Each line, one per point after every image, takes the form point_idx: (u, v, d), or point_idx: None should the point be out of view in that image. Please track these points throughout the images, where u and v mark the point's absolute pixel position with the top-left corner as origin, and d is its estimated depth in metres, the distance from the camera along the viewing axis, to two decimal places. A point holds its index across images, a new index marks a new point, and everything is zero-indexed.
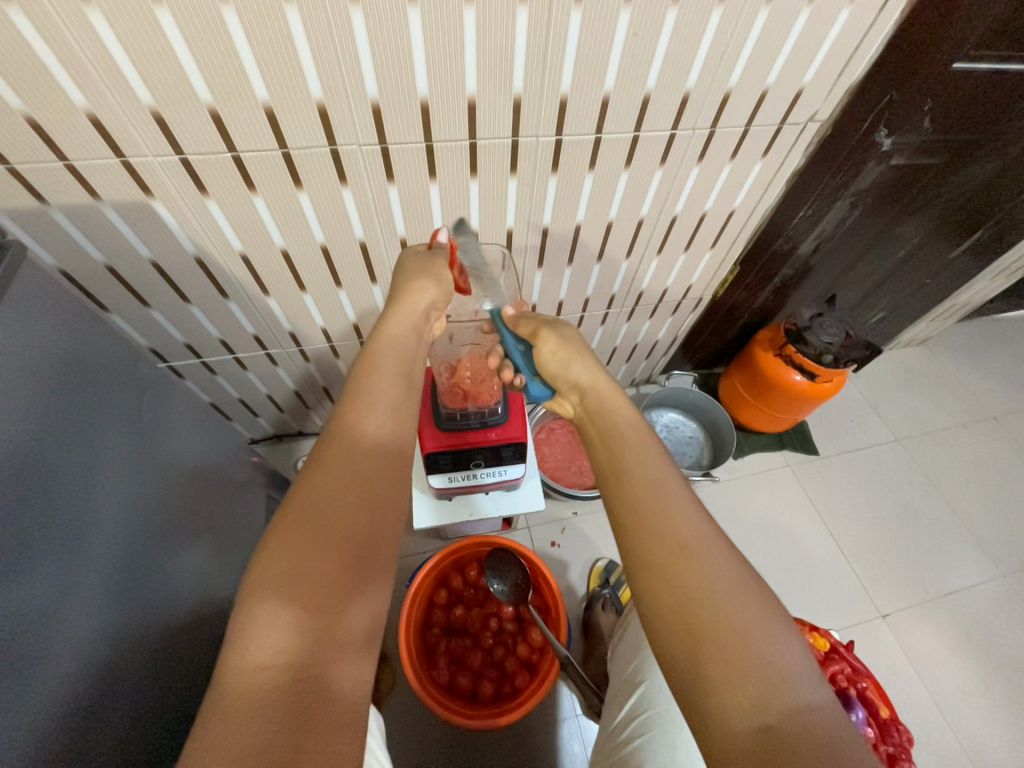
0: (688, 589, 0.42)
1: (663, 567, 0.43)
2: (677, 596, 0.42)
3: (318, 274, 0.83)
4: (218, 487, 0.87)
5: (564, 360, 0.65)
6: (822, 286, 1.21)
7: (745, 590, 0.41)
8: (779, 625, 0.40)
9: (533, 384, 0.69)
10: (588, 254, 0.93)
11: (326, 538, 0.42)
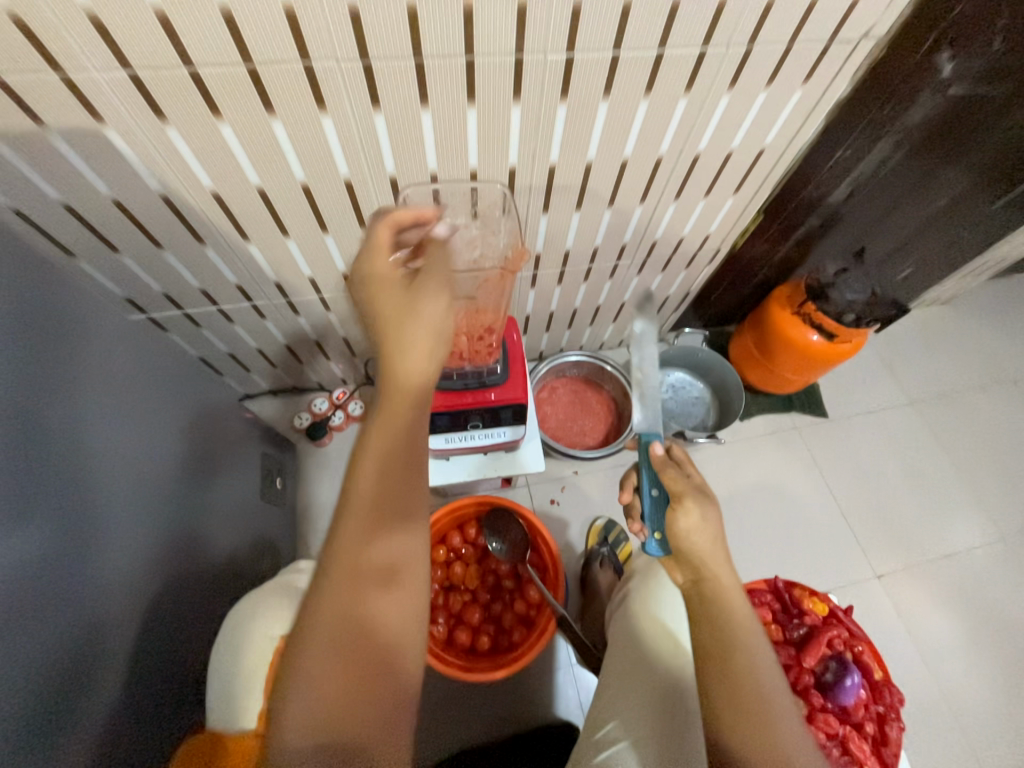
0: (747, 679, 0.54)
1: (754, 728, 0.53)
2: (738, 681, 0.55)
3: (300, 218, 0.75)
4: (209, 444, 0.85)
5: (704, 546, 0.61)
6: (850, 238, 1.11)
7: (806, 758, 0.53)
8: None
9: (653, 545, 0.67)
10: (598, 199, 0.84)
11: (361, 530, 0.46)
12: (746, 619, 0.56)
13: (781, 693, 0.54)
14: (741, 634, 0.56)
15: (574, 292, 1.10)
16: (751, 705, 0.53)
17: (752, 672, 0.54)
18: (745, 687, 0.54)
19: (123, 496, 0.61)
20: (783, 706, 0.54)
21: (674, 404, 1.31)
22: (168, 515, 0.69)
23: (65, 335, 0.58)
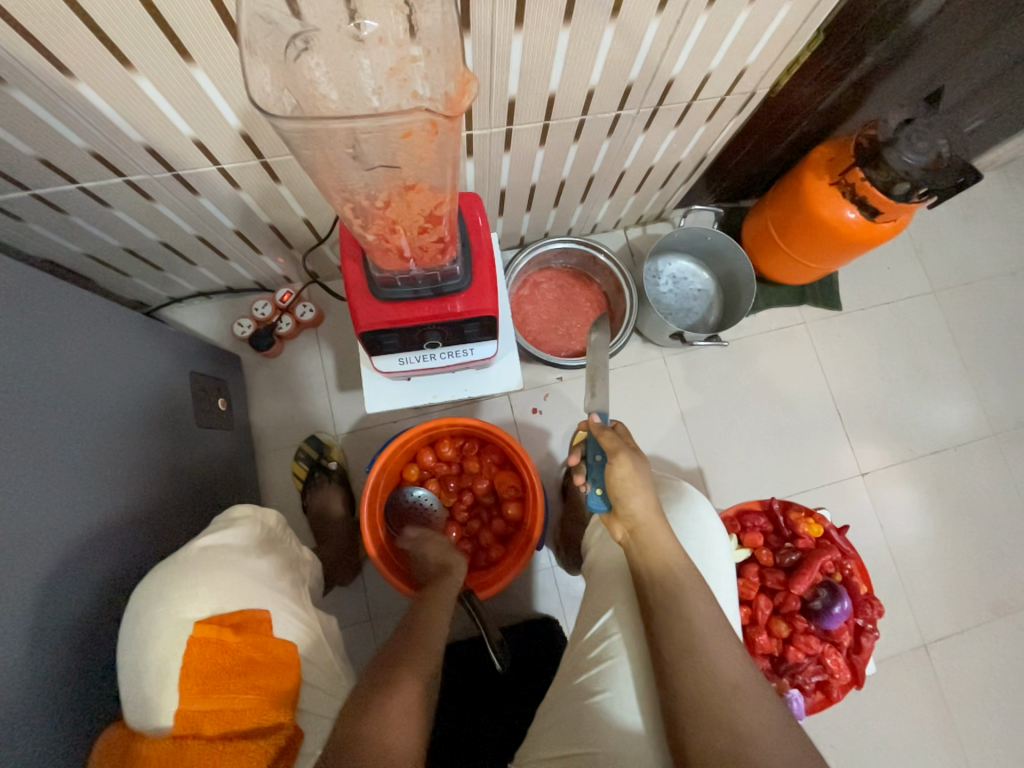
0: (682, 621, 0.56)
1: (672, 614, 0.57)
2: (671, 622, 0.57)
3: (142, 37, 0.49)
4: (111, 366, 0.69)
5: (629, 485, 0.64)
6: (925, 75, 0.84)
7: (724, 637, 0.56)
8: (741, 664, 0.54)
9: (595, 499, 0.68)
10: (597, 3, 0.57)
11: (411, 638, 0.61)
12: (671, 564, 0.60)
13: (720, 638, 0.56)
14: (672, 577, 0.59)
15: (561, 158, 0.85)
16: (685, 647, 0.55)
17: (686, 615, 0.56)
18: (681, 631, 0.56)
19: None
20: (723, 647, 0.55)
21: (674, 299, 1.14)
22: (57, 467, 0.57)
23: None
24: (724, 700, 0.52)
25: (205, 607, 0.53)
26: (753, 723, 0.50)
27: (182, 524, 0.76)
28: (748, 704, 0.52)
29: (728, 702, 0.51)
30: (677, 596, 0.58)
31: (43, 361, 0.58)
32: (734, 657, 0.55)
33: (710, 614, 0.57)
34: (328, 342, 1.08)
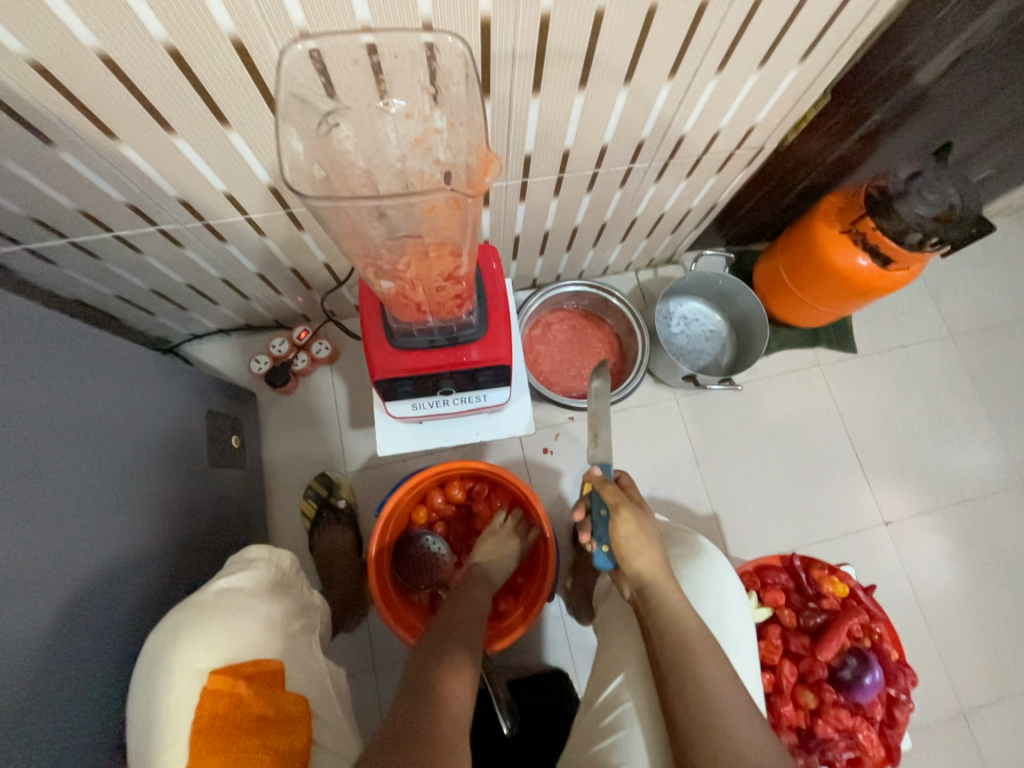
0: (697, 695, 0.53)
1: (686, 679, 0.54)
2: (687, 694, 0.53)
3: (185, 106, 0.52)
4: (130, 406, 0.70)
5: (633, 544, 0.61)
6: (932, 131, 0.86)
7: (743, 708, 0.52)
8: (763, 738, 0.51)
9: (601, 558, 0.66)
10: (612, 72, 0.60)
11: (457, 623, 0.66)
12: (684, 628, 0.56)
13: (741, 717, 0.52)
14: (683, 642, 0.56)
15: (574, 208, 0.88)
16: (703, 726, 0.51)
17: (701, 687, 0.53)
18: (697, 706, 0.52)
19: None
20: (744, 726, 0.51)
21: (686, 341, 1.14)
22: (73, 508, 0.58)
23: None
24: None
25: (218, 656, 0.51)
26: None
27: (190, 565, 0.75)
28: None
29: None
30: (692, 666, 0.54)
31: (64, 405, 0.59)
32: (759, 739, 0.51)
33: (729, 688, 0.53)
34: (342, 379, 1.09)
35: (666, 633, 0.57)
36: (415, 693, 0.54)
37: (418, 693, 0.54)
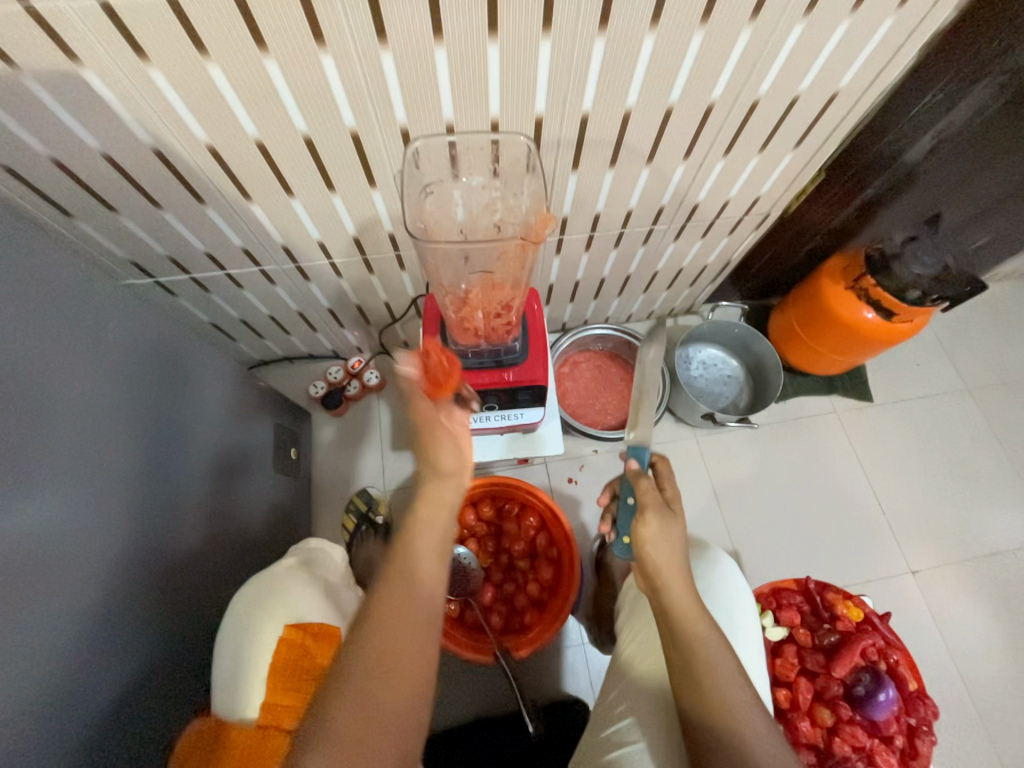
0: (707, 685, 0.55)
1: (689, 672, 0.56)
2: (697, 684, 0.55)
3: (305, 176, 0.69)
4: (218, 411, 0.82)
5: (652, 542, 0.61)
6: (924, 203, 0.96)
7: (747, 695, 0.55)
8: (761, 721, 0.54)
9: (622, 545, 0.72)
10: (636, 154, 0.74)
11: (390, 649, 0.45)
12: (698, 620, 0.58)
13: (751, 709, 0.54)
14: (698, 634, 0.57)
15: (602, 261, 1.01)
16: (715, 719, 0.54)
17: (713, 676, 0.55)
18: (709, 695, 0.54)
19: (110, 467, 0.60)
20: (757, 722, 0.54)
21: (705, 383, 1.22)
22: (160, 505, 0.66)
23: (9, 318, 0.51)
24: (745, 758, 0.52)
25: (292, 615, 0.59)
26: None
27: (245, 560, 0.83)
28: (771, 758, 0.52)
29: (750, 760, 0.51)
30: (709, 663, 0.56)
31: (169, 408, 0.71)
32: (767, 730, 0.54)
33: (740, 685, 0.55)
34: (387, 405, 1.21)
35: (680, 622, 0.58)
36: (343, 694, 0.42)
37: (347, 703, 0.42)
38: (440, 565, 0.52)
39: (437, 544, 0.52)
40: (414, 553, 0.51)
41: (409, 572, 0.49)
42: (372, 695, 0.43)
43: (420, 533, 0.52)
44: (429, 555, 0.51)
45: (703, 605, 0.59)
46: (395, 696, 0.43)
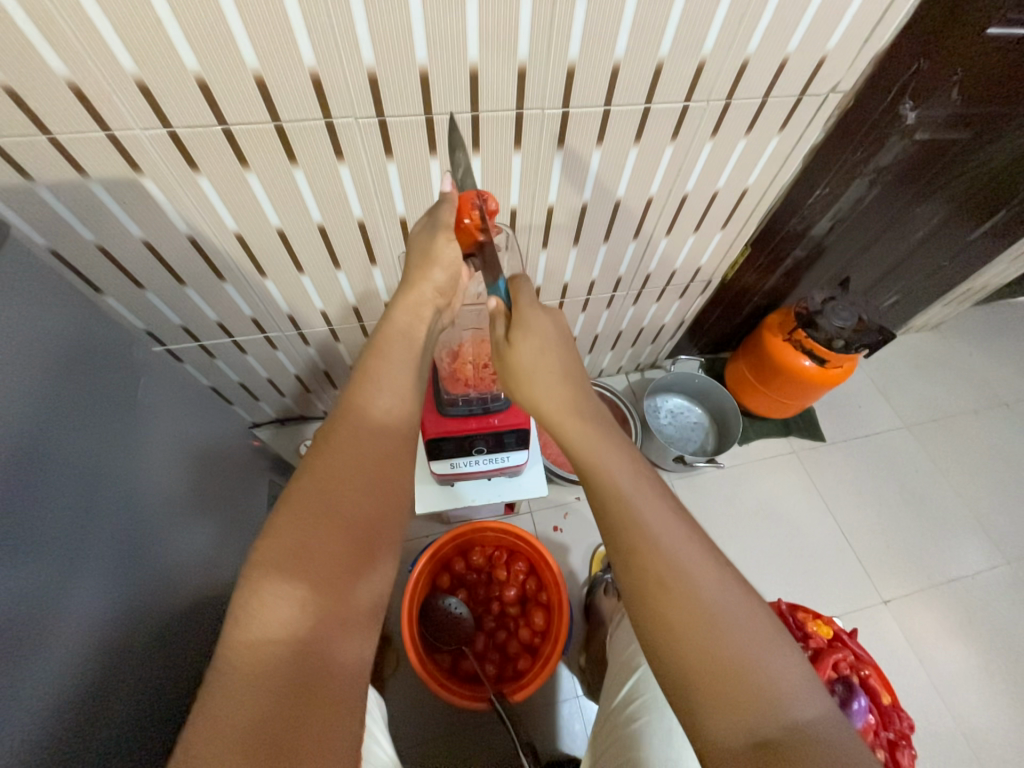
0: (688, 623, 0.43)
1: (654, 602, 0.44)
2: (672, 623, 0.43)
3: (317, 256, 0.81)
4: (220, 467, 0.87)
5: (521, 374, 0.56)
6: (835, 269, 1.15)
7: (744, 620, 0.43)
8: (777, 647, 0.42)
9: None
10: (595, 234, 0.89)
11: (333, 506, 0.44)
12: (653, 538, 0.46)
13: (749, 622, 0.43)
14: (651, 556, 0.45)
15: (573, 323, 1.15)
16: (711, 669, 0.41)
17: (689, 606, 0.43)
18: (691, 645, 0.42)
19: (152, 510, 0.64)
20: (761, 648, 0.42)
21: (674, 430, 1.33)
22: (162, 565, 0.64)
23: (50, 376, 0.53)
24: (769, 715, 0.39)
25: None
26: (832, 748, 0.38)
27: None
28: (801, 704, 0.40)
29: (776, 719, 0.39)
30: (684, 594, 0.44)
31: (187, 461, 0.76)
32: (775, 645, 0.42)
33: (720, 585, 0.44)
34: None
35: (627, 557, 0.47)
36: (261, 613, 0.38)
37: (266, 623, 0.38)
38: (382, 480, 0.48)
39: (374, 460, 0.49)
40: (349, 461, 0.47)
41: (339, 481, 0.46)
42: (294, 609, 0.39)
43: (356, 447, 0.49)
44: (365, 471, 0.47)
45: (654, 492, 0.50)
46: (327, 612, 0.40)
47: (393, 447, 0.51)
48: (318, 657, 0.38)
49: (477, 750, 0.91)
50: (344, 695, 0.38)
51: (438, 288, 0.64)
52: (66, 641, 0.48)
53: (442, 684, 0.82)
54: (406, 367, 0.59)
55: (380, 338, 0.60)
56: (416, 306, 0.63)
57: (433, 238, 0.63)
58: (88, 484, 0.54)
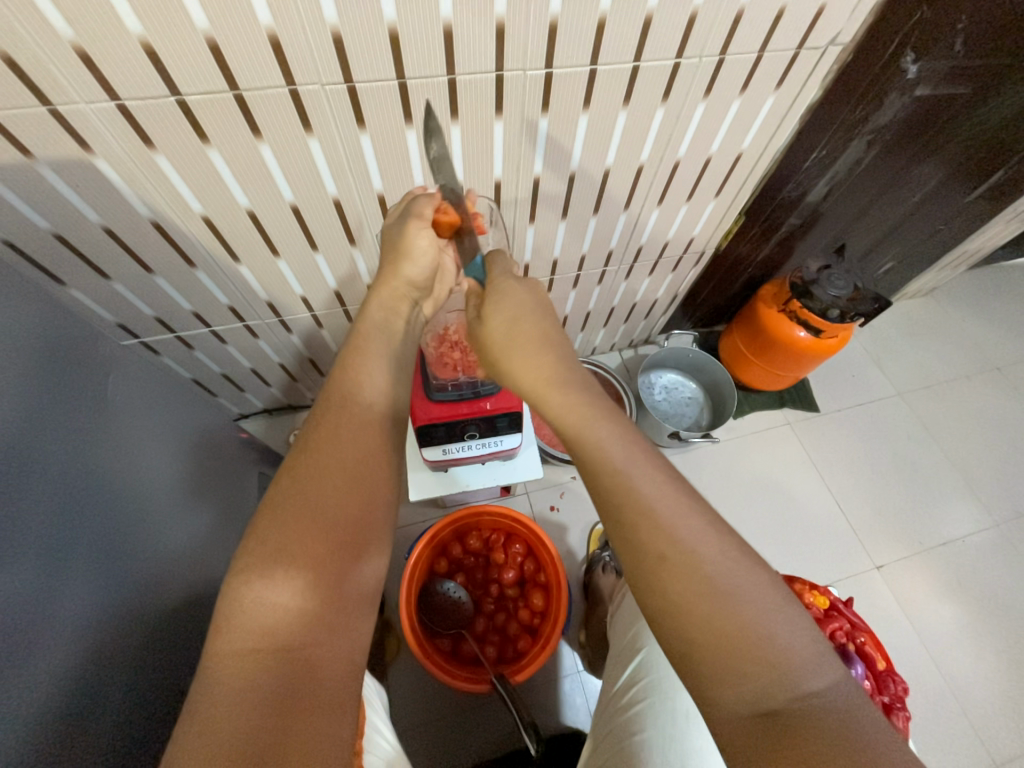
0: (710, 595, 0.41)
1: (671, 572, 0.42)
2: (695, 597, 0.41)
3: (292, 237, 0.76)
4: (207, 461, 0.84)
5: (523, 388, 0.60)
6: (831, 235, 1.12)
7: (758, 591, 0.41)
8: (790, 616, 0.41)
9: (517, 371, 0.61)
10: (584, 206, 0.85)
11: (305, 509, 0.42)
12: (646, 521, 0.44)
13: (762, 596, 0.41)
14: (666, 530, 0.43)
15: (564, 300, 1.12)
16: (730, 640, 0.40)
17: (699, 577, 0.41)
18: (706, 622, 0.40)
19: (138, 505, 0.62)
20: (775, 619, 0.40)
21: (669, 406, 1.32)
22: (151, 562, 0.62)
23: (17, 375, 0.50)
24: (778, 689, 0.38)
25: None
26: (849, 724, 0.36)
27: None
28: (813, 676, 0.39)
29: (785, 693, 0.38)
30: (702, 571, 0.42)
31: (167, 455, 0.73)
32: (788, 619, 0.41)
33: (730, 562, 0.42)
34: None
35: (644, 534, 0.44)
36: (242, 618, 0.37)
37: (246, 630, 0.36)
38: (361, 480, 0.46)
39: (350, 457, 0.46)
40: (327, 464, 0.45)
41: (318, 483, 0.44)
42: (273, 613, 0.37)
43: (334, 447, 0.47)
44: (343, 468, 0.45)
45: (642, 471, 0.47)
46: (308, 614, 0.38)
47: (369, 446, 0.49)
48: (302, 666, 0.36)
49: (483, 727, 0.93)
50: (331, 700, 0.36)
51: (413, 279, 0.63)
52: (55, 642, 0.47)
53: (443, 667, 0.82)
54: (381, 364, 0.56)
55: (356, 337, 0.58)
56: (391, 299, 0.62)
57: (410, 230, 0.61)
58: (69, 477, 0.52)
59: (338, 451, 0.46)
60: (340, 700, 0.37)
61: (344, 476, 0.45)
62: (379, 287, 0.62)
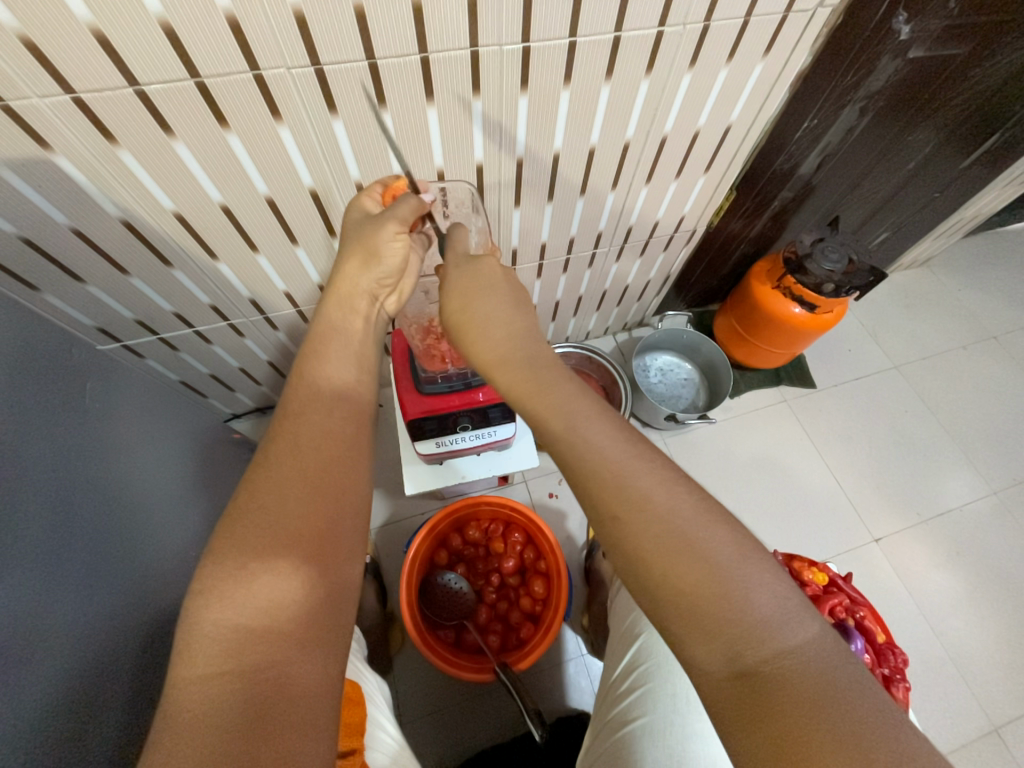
0: (678, 548, 0.40)
1: (633, 525, 0.42)
2: (663, 549, 0.40)
3: (270, 232, 0.74)
4: (200, 464, 0.84)
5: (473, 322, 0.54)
6: (824, 208, 1.10)
7: (727, 547, 0.40)
8: (760, 570, 0.40)
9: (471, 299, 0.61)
10: (569, 188, 0.83)
11: (272, 525, 0.41)
12: (620, 477, 0.43)
13: (729, 550, 0.40)
14: (632, 481, 0.43)
15: (555, 285, 1.10)
16: (700, 594, 0.39)
17: (661, 526, 0.41)
18: (677, 579, 0.40)
19: (130, 511, 0.62)
20: (743, 573, 0.39)
21: (664, 388, 1.31)
22: (146, 568, 0.62)
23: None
24: (750, 646, 0.37)
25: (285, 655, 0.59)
26: (822, 678, 0.35)
27: None
28: (785, 632, 0.38)
29: (760, 651, 0.37)
30: (668, 524, 0.41)
31: (160, 459, 0.72)
32: (759, 575, 0.40)
33: (717, 531, 0.41)
34: None
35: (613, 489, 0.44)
36: (207, 641, 0.36)
37: (212, 650, 0.36)
38: (327, 488, 0.45)
39: (319, 466, 0.46)
40: (296, 474, 0.45)
41: (283, 494, 0.43)
42: (239, 631, 0.37)
43: (297, 456, 0.46)
44: (313, 478, 0.45)
45: (621, 434, 0.46)
46: (277, 630, 0.37)
47: (341, 452, 0.48)
48: (271, 684, 0.35)
49: (489, 712, 0.94)
50: (305, 718, 0.35)
51: (377, 279, 0.60)
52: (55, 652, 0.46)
53: (442, 659, 0.83)
54: (343, 363, 0.55)
55: (313, 336, 0.57)
56: (348, 298, 0.59)
57: (378, 227, 0.58)
58: (56, 487, 0.51)
59: (305, 461, 0.46)
60: (317, 716, 0.36)
61: (310, 488, 0.44)
62: (335, 286, 0.59)
